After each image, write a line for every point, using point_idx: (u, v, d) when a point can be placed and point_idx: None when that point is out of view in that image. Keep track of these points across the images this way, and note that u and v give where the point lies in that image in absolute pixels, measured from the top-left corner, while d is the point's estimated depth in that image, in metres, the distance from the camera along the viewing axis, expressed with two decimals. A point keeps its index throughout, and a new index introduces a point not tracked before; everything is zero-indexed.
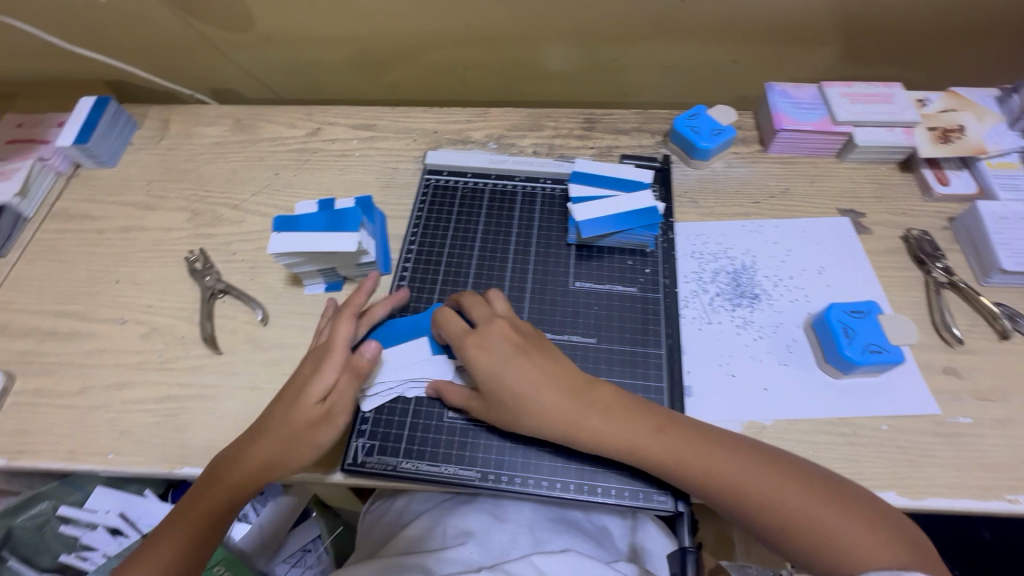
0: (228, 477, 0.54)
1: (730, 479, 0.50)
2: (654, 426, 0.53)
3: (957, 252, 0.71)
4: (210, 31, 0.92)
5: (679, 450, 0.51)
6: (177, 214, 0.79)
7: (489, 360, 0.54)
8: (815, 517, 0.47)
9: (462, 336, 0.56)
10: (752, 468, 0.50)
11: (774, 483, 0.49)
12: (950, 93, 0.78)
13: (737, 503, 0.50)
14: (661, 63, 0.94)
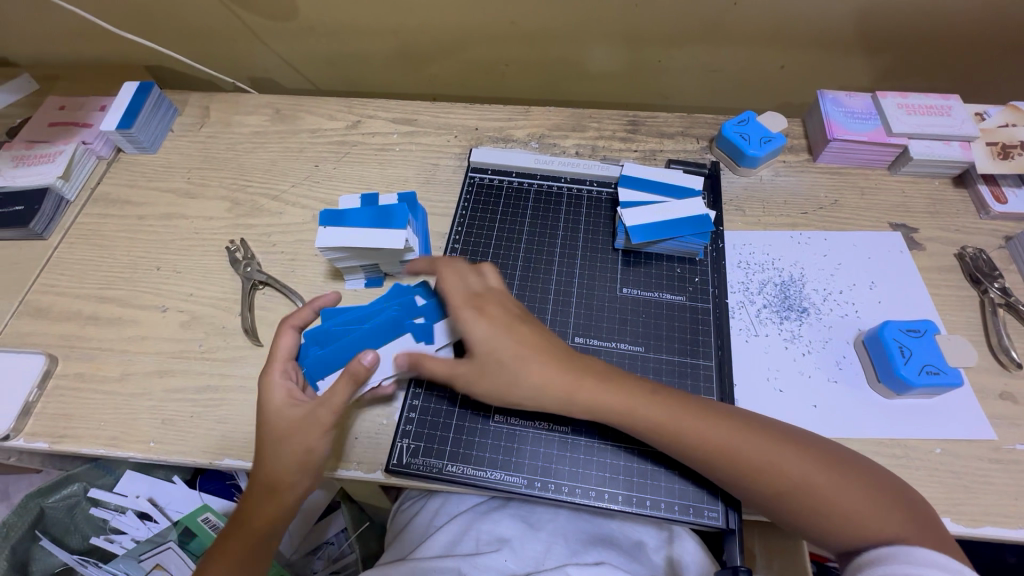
0: (273, 481, 0.53)
1: (780, 471, 0.50)
2: (703, 416, 0.53)
3: (1014, 273, 0.69)
4: (252, 20, 0.91)
5: (727, 439, 0.51)
6: (217, 203, 0.79)
7: (488, 328, 0.55)
8: (861, 513, 0.48)
9: (462, 302, 0.57)
10: (800, 461, 0.50)
11: (825, 476, 0.50)
12: (1011, 108, 0.75)
13: (783, 499, 0.50)
14: (707, 66, 0.92)
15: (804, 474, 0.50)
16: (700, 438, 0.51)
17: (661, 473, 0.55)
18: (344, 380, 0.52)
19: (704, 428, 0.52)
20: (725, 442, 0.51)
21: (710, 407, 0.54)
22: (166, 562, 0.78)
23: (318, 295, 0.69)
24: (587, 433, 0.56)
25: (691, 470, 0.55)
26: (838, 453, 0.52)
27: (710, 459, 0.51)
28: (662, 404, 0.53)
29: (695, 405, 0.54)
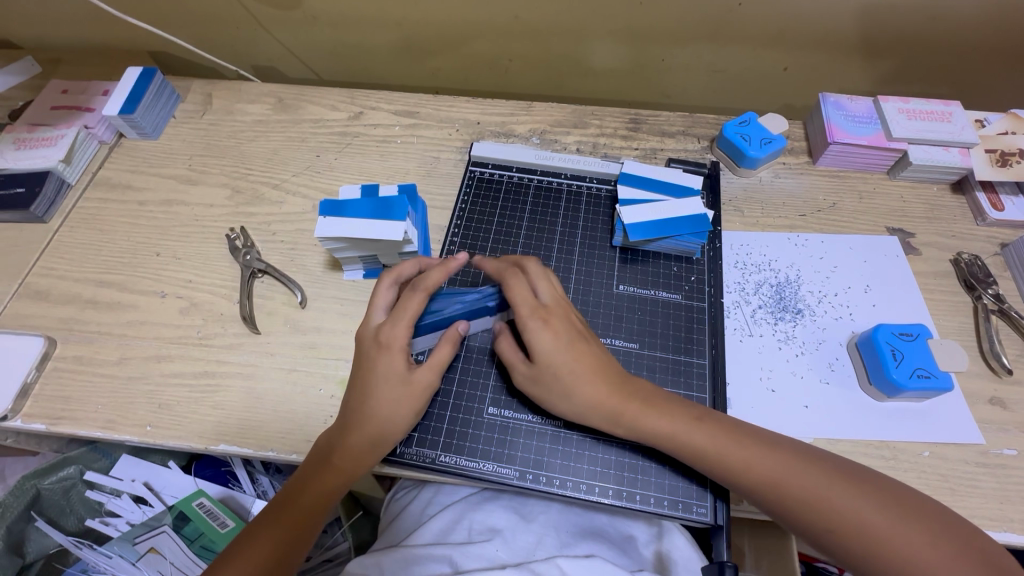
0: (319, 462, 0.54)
1: (828, 509, 0.48)
2: (749, 446, 0.52)
3: (1008, 280, 0.69)
4: (256, 8, 0.91)
5: (774, 474, 0.50)
6: (218, 190, 0.79)
7: (554, 342, 0.54)
8: (859, 514, 0.48)
9: (530, 311, 0.55)
10: (853, 500, 0.48)
11: (878, 518, 0.47)
12: (1011, 115, 0.76)
13: (779, 500, 0.50)
14: (711, 66, 0.92)
15: (854, 512, 0.48)
16: (745, 471, 0.51)
17: (652, 469, 0.55)
18: (450, 344, 0.55)
19: (750, 460, 0.51)
20: (772, 477, 0.50)
21: (756, 437, 0.53)
22: (160, 546, 0.78)
23: (317, 284, 0.70)
24: (580, 427, 0.57)
25: (681, 466, 0.55)
26: (895, 491, 0.49)
27: (756, 493, 0.51)
28: (707, 431, 0.52)
29: (741, 434, 0.52)
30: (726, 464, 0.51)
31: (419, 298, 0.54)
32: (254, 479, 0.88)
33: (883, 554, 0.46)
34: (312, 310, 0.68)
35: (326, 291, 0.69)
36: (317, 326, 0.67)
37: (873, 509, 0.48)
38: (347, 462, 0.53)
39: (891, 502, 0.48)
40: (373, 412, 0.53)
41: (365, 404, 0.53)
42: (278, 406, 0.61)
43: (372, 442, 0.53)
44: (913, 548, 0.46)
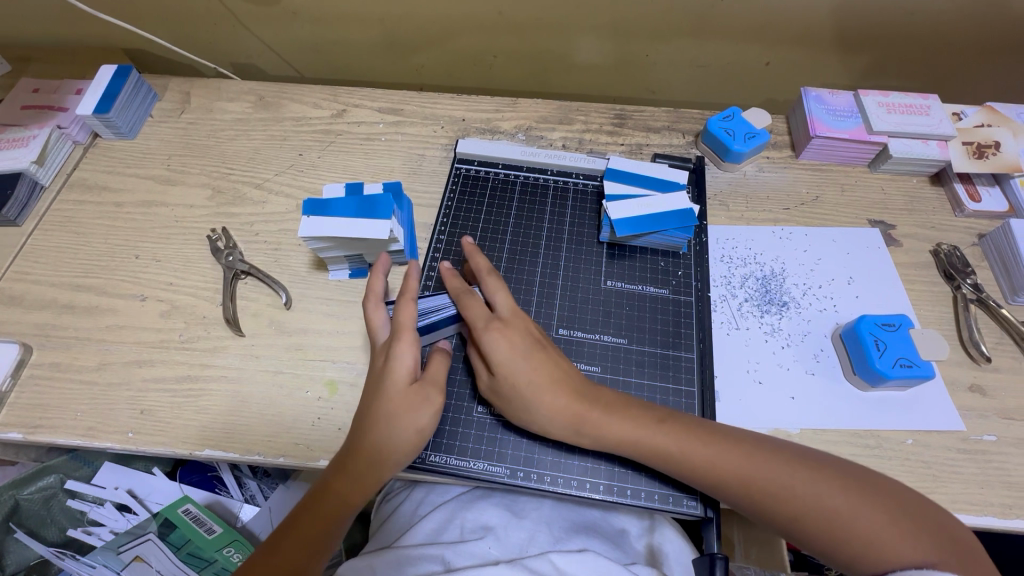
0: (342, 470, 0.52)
1: (797, 498, 0.49)
2: (710, 441, 0.52)
3: (986, 270, 0.71)
4: (235, 4, 0.89)
5: (737, 467, 0.50)
6: (199, 190, 0.78)
7: (507, 350, 0.53)
8: (826, 507, 0.48)
9: (485, 323, 0.54)
10: (817, 488, 0.49)
11: (842, 501, 0.48)
12: (987, 108, 0.77)
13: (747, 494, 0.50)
14: (694, 61, 0.93)
15: (817, 497, 0.48)
16: (710, 467, 0.51)
17: (642, 463, 0.55)
18: (441, 354, 0.55)
19: (713, 457, 0.51)
20: (736, 472, 0.50)
21: (715, 432, 0.53)
22: (146, 554, 0.77)
23: (302, 285, 0.69)
24: None
25: None
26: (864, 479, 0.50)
27: (723, 490, 0.51)
28: (668, 430, 0.52)
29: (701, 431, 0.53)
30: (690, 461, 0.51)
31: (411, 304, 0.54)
32: (242, 482, 0.86)
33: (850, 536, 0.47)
34: (297, 311, 0.67)
35: (311, 292, 0.68)
36: (304, 327, 0.66)
37: (837, 493, 0.48)
38: (370, 467, 0.51)
39: (854, 486, 0.49)
40: (383, 420, 0.51)
41: (371, 413, 0.51)
42: (264, 409, 0.60)
43: (388, 450, 0.51)
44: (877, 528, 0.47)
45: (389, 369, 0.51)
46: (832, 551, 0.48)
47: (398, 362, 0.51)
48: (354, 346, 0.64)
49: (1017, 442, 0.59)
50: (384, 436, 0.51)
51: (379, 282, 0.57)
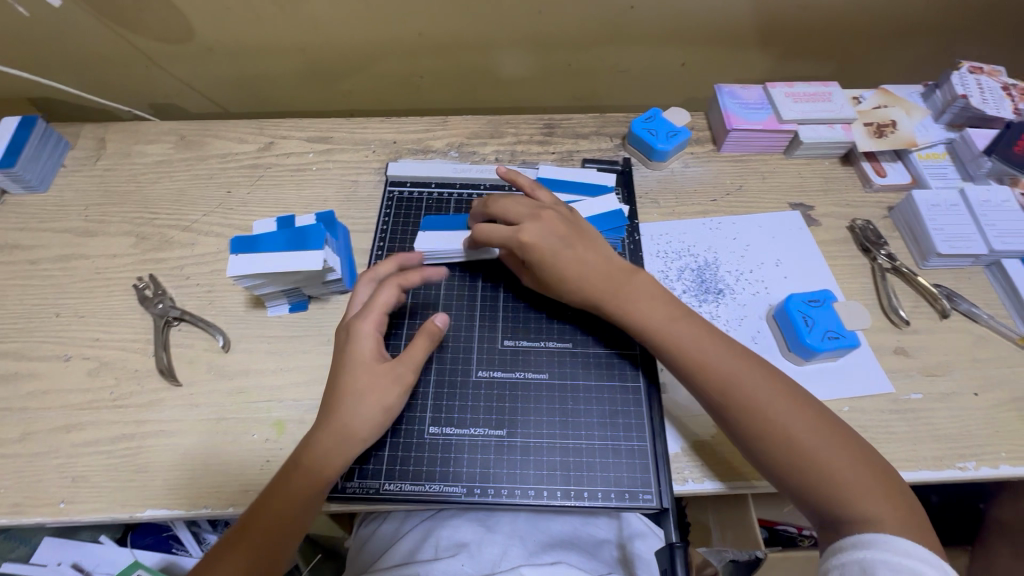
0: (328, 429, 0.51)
1: (815, 449, 0.49)
2: (753, 376, 0.52)
3: (898, 240, 0.76)
4: (145, 43, 0.87)
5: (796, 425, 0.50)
6: (121, 239, 0.74)
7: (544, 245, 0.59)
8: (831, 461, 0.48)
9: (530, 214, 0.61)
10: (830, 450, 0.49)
11: (827, 444, 0.49)
12: (881, 91, 0.84)
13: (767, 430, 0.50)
14: (615, 68, 0.96)
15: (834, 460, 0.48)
16: (744, 399, 0.51)
17: (596, 464, 0.55)
18: (422, 337, 0.54)
19: (756, 390, 0.51)
20: (745, 393, 0.51)
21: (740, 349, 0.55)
22: None
23: (240, 325, 0.67)
24: (523, 434, 0.56)
25: (624, 458, 0.55)
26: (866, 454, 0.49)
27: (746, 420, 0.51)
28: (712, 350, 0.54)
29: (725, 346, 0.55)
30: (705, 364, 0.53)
31: (393, 288, 0.57)
32: (201, 538, 0.80)
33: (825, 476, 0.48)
34: (236, 353, 0.65)
35: (250, 332, 0.66)
36: (244, 369, 0.64)
37: (828, 436, 0.50)
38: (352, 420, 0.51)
39: (846, 441, 0.50)
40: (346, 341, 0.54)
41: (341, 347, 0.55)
42: (208, 459, 0.58)
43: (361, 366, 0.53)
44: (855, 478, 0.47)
45: (350, 342, 0.54)
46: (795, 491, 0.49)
47: (360, 341, 0.54)
48: (298, 382, 0.62)
49: (940, 397, 0.63)
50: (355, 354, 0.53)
51: (385, 267, 0.61)
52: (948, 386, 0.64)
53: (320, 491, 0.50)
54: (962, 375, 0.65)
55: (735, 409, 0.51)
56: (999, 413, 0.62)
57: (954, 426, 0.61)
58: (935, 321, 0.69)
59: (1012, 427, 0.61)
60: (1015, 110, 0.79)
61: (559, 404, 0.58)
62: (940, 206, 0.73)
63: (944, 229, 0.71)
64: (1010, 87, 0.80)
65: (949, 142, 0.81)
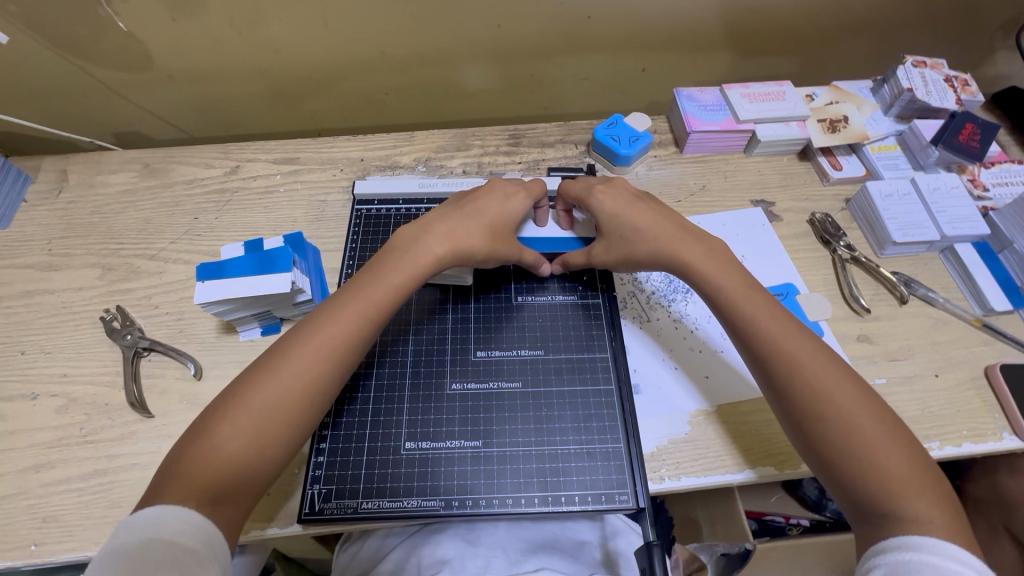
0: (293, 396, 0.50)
1: (864, 436, 0.48)
2: (817, 357, 0.52)
3: (856, 230, 0.78)
4: (104, 73, 0.87)
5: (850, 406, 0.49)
6: (87, 271, 0.73)
7: (615, 204, 0.64)
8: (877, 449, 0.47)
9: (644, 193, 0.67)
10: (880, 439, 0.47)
11: (875, 427, 0.48)
12: (833, 88, 0.87)
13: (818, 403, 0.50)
14: (577, 76, 0.98)
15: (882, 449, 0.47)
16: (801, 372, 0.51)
17: (572, 468, 0.56)
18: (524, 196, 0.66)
19: (817, 367, 0.51)
20: (797, 360, 0.52)
21: (802, 329, 0.55)
22: None
23: (212, 352, 0.66)
24: (499, 443, 0.56)
25: (599, 459, 0.56)
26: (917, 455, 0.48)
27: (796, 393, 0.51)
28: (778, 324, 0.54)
29: (787, 318, 0.56)
30: (759, 331, 0.54)
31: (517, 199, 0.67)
32: None
33: (858, 457, 0.47)
34: (209, 380, 0.64)
35: (222, 358, 0.66)
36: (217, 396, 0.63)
37: (874, 423, 0.48)
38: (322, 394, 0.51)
39: (894, 432, 0.48)
40: (447, 238, 0.60)
41: (481, 193, 0.65)
42: None
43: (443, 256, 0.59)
44: (894, 464, 0.46)
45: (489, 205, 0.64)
46: (829, 470, 0.49)
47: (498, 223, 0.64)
48: None
49: (903, 379, 0.65)
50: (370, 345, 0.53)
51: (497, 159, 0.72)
52: (910, 369, 0.66)
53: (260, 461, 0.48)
54: (922, 358, 0.67)
55: (794, 379, 0.51)
56: (959, 393, 0.65)
57: (917, 408, 0.63)
58: (894, 307, 0.71)
59: (971, 405, 0.64)
60: (957, 101, 0.82)
61: (533, 411, 0.59)
62: (893, 195, 0.76)
63: (898, 218, 0.74)
64: (952, 78, 0.84)
65: (899, 133, 0.84)
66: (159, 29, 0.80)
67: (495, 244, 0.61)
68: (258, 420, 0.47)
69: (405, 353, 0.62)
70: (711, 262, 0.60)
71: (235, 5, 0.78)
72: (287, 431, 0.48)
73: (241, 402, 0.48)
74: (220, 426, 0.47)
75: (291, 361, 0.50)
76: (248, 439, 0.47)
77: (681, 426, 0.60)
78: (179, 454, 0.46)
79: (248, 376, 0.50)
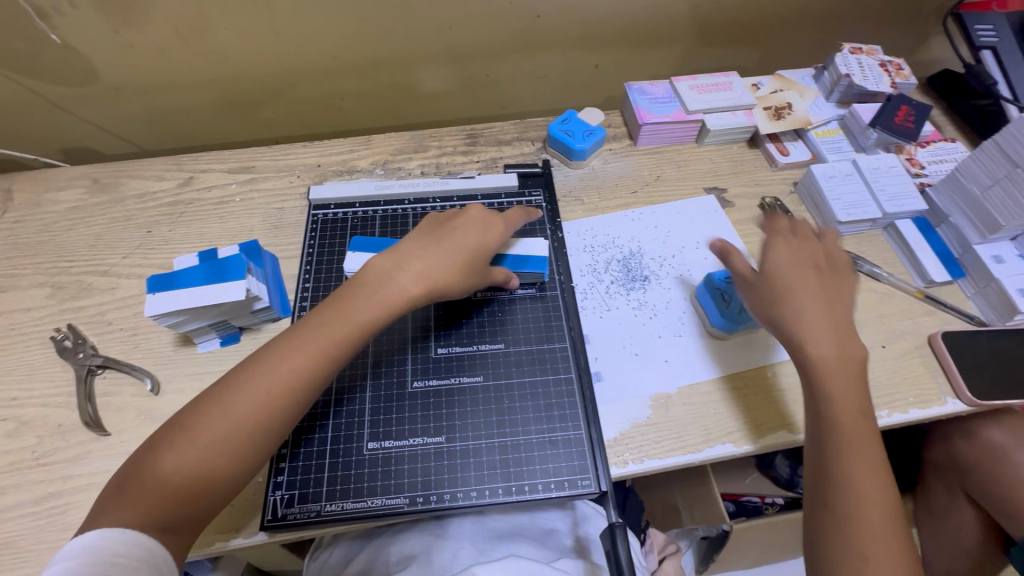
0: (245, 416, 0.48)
1: (857, 483, 0.51)
2: (858, 408, 0.54)
3: (804, 213, 0.81)
4: (47, 88, 0.84)
5: (857, 453, 0.52)
6: (35, 291, 0.71)
7: (786, 258, 0.60)
8: (863, 499, 0.51)
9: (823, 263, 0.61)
10: (871, 492, 0.51)
11: (868, 485, 0.51)
12: (777, 76, 0.90)
13: (834, 448, 0.53)
14: (532, 74, 1.00)
15: (865, 498, 0.51)
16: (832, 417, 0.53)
17: (534, 458, 0.57)
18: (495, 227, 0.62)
19: (848, 416, 0.53)
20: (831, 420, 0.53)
21: (862, 378, 0.55)
22: None
23: (169, 366, 0.65)
24: (461, 438, 0.57)
25: (560, 448, 0.57)
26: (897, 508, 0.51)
27: (824, 433, 0.54)
28: (842, 375, 0.55)
29: (855, 362, 0.56)
30: (817, 371, 0.55)
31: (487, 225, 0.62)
32: None
33: (841, 505, 0.51)
34: (167, 395, 0.63)
35: (180, 371, 0.65)
36: (176, 409, 0.62)
37: (870, 473, 0.52)
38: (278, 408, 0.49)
39: (883, 489, 0.51)
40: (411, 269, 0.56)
41: (462, 222, 0.61)
42: None
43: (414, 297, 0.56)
44: (870, 519, 0.50)
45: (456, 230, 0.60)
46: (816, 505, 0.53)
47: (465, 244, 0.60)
48: None
49: None
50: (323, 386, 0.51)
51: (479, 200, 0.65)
52: (858, 342, 0.69)
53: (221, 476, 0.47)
54: (869, 331, 0.70)
55: (827, 424, 0.54)
56: (904, 361, 0.68)
57: (865, 379, 0.66)
58: None
59: (915, 372, 0.67)
60: (892, 84, 0.86)
61: (495, 405, 0.59)
62: (836, 176, 0.79)
63: (842, 198, 0.77)
64: (887, 63, 0.88)
65: (840, 118, 0.87)
66: (101, 40, 0.79)
67: (471, 280, 0.59)
68: (204, 453, 0.47)
69: (365, 353, 0.62)
70: (828, 304, 0.58)
71: (179, 15, 0.77)
72: (234, 466, 0.47)
73: (187, 434, 0.47)
74: (164, 457, 0.46)
75: (239, 397, 0.48)
76: (193, 476, 0.46)
77: (643, 410, 0.61)
78: (139, 471, 0.46)
79: (199, 405, 0.48)
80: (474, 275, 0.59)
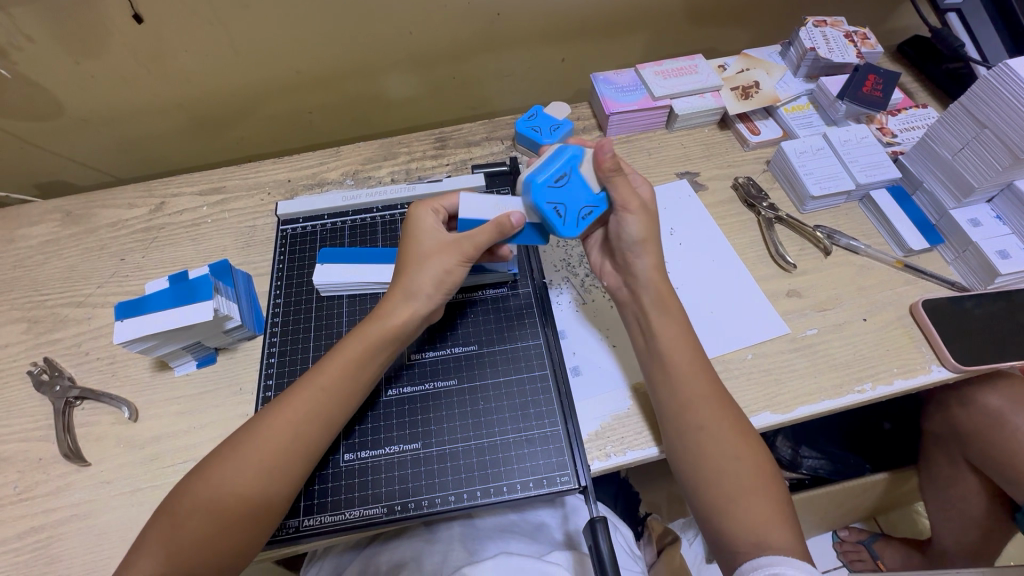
0: (257, 439, 0.50)
1: (707, 448, 0.52)
2: (704, 380, 0.55)
3: (778, 190, 0.80)
4: (14, 125, 0.85)
5: (708, 417, 0.53)
6: (11, 327, 0.72)
7: (622, 236, 0.61)
8: (725, 469, 0.51)
9: (630, 209, 0.59)
10: (726, 456, 0.52)
11: (726, 453, 0.52)
12: (743, 56, 0.89)
13: (685, 417, 0.54)
14: (499, 72, 0.99)
15: (725, 468, 0.51)
16: (683, 387, 0.55)
17: (512, 457, 0.56)
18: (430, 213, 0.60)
19: (694, 384, 0.55)
20: (693, 395, 0.55)
21: (699, 349, 0.57)
22: None
23: (146, 392, 0.65)
24: (437, 443, 0.57)
25: (539, 445, 0.57)
26: (766, 475, 0.52)
27: (671, 401, 0.55)
28: (679, 344, 0.57)
29: (698, 343, 0.58)
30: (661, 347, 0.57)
31: (433, 215, 0.60)
32: None
33: (707, 474, 0.52)
34: (145, 421, 0.63)
35: (158, 397, 0.65)
36: (157, 435, 0.62)
37: (729, 440, 0.52)
38: (283, 427, 0.50)
39: (750, 450, 0.52)
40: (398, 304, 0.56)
41: (401, 250, 0.60)
42: (128, 535, 0.56)
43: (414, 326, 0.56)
44: (736, 480, 0.51)
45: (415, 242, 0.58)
46: (683, 479, 0.54)
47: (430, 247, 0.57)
48: (211, 438, 0.62)
49: (833, 328, 0.67)
50: (300, 413, 0.51)
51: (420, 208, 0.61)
52: (839, 317, 0.68)
53: (238, 499, 0.48)
54: (850, 305, 0.69)
55: (679, 402, 0.55)
56: (887, 333, 0.67)
57: (849, 352, 0.65)
58: (820, 259, 0.73)
59: (899, 343, 0.66)
60: (859, 55, 0.85)
61: (470, 407, 0.59)
62: (808, 151, 0.78)
63: (814, 172, 0.76)
64: (852, 34, 0.87)
65: (809, 92, 0.87)
66: (62, 73, 0.79)
67: (442, 260, 0.56)
68: (216, 494, 0.48)
69: None
70: (664, 285, 0.60)
71: (136, 41, 0.77)
72: (246, 486, 0.48)
73: (204, 480, 0.48)
74: (190, 490, 0.48)
75: (250, 439, 0.50)
76: (214, 501, 0.47)
77: (622, 401, 0.60)
78: (170, 508, 0.48)
79: (213, 458, 0.50)
80: (444, 254, 0.57)
